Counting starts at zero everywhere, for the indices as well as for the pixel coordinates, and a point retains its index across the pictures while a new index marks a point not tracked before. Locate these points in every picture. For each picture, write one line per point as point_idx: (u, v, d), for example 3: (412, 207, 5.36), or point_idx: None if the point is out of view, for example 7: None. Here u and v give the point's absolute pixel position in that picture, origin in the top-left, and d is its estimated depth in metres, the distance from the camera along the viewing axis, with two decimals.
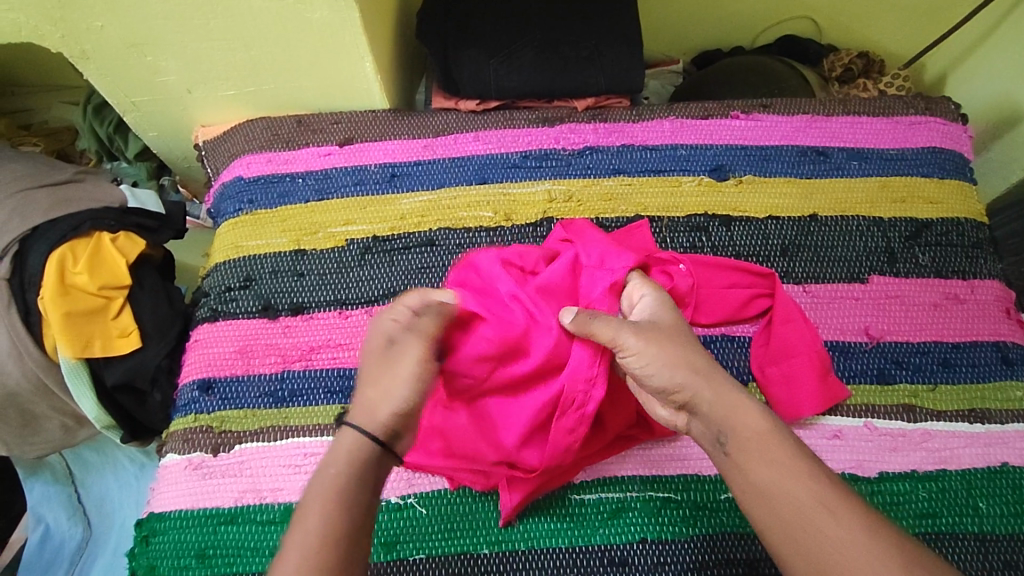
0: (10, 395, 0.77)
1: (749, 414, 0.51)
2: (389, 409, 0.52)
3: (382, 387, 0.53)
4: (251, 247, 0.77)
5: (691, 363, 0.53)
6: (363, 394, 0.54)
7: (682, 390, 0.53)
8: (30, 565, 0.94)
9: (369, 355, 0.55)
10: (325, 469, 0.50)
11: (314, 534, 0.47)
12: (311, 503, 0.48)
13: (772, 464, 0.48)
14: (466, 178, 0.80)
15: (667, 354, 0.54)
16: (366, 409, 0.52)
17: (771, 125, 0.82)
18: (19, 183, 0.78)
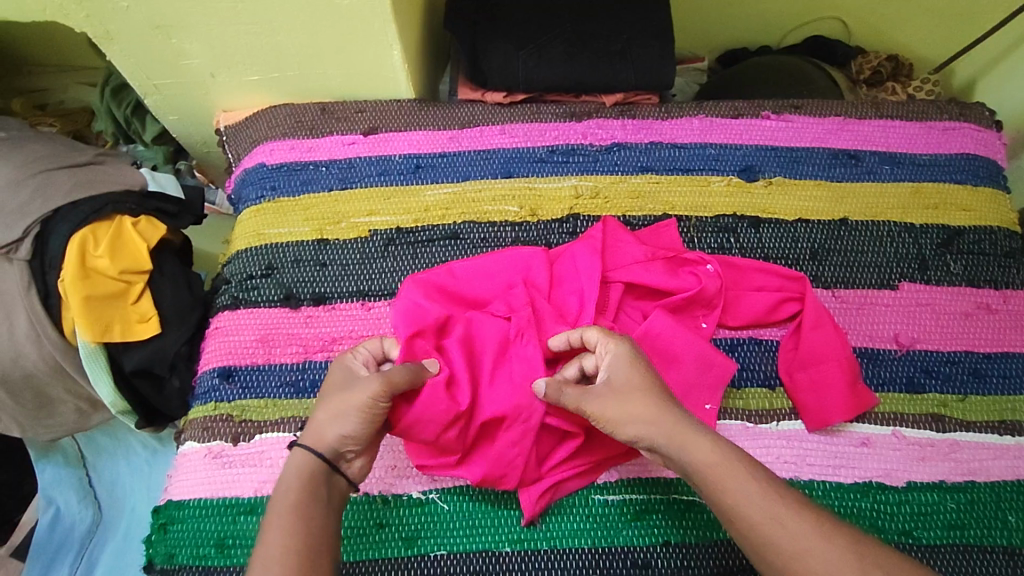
0: (27, 377, 0.77)
1: (699, 449, 0.51)
2: (337, 433, 0.54)
3: (331, 414, 0.54)
4: (274, 235, 0.76)
5: (647, 413, 0.53)
6: (314, 419, 0.55)
7: (642, 437, 0.53)
8: (42, 546, 0.95)
9: (328, 389, 0.57)
10: (280, 490, 0.51)
11: (274, 546, 0.48)
12: (271, 519, 0.49)
13: (735, 496, 0.48)
14: (491, 171, 0.79)
15: (627, 407, 0.54)
16: (319, 433, 0.54)
17: (802, 127, 0.81)
18: (40, 164, 0.77)
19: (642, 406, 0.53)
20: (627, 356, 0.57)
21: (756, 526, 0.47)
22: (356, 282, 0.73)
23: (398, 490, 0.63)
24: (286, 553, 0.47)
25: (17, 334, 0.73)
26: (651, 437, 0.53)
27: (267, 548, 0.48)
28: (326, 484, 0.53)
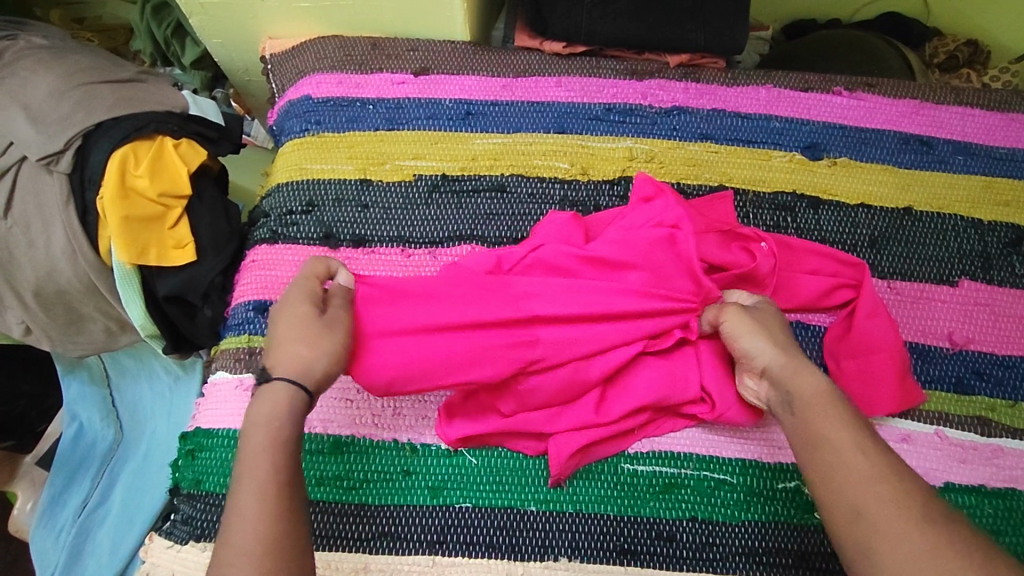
0: (60, 293, 0.76)
1: (807, 376, 0.54)
2: (326, 365, 0.54)
3: (315, 345, 0.54)
4: (316, 170, 0.74)
5: (773, 336, 0.57)
6: (291, 347, 0.53)
7: (763, 355, 0.56)
8: (64, 460, 0.97)
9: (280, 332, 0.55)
10: (261, 422, 0.50)
11: (259, 484, 0.47)
12: (247, 455, 0.49)
13: (827, 420, 0.50)
14: (544, 125, 0.76)
15: (764, 333, 0.57)
16: (299, 363, 0.52)
17: (875, 107, 0.77)
18: (81, 76, 0.75)
19: (779, 338, 0.57)
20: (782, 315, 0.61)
21: (837, 449, 0.49)
22: (397, 227, 0.71)
23: (427, 440, 0.63)
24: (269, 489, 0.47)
25: (53, 248, 0.73)
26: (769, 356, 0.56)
27: (251, 483, 0.47)
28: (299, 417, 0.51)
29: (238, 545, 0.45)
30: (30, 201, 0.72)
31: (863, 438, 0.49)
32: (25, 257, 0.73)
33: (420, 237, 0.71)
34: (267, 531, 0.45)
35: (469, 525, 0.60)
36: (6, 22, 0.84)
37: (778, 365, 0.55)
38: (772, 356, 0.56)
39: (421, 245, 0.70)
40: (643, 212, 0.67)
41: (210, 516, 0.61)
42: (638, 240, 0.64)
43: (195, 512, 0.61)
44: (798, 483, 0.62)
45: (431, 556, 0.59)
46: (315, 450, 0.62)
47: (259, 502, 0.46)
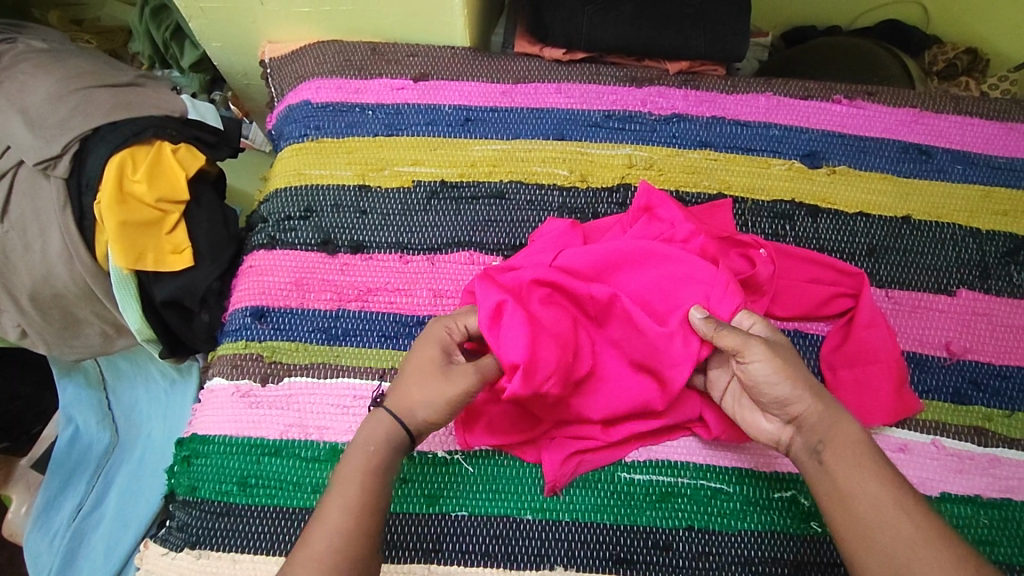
0: (56, 296, 0.76)
1: (849, 426, 0.53)
2: (424, 415, 0.55)
3: (424, 394, 0.55)
4: (314, 176, 0.73)
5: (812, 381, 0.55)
6: (406, 386, 0.56)
7: (799, 402, 0.54)
8: (59, 463, 0.97)
9: (420, 360, 0.57)
10: (358, 447, 0.54)
11: (353, 501, 0.51)
12: (345, 474, 0.53)
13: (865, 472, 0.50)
14: (543, 131, 0.75)
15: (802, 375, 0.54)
16: (405, 405, 0.56)
17: (874, 115, 0.77)
18: (79, 80, 0.75)
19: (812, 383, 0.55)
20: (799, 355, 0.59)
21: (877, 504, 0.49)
22: (395, 234, 0.71)
23: (424, 448, 0.63)
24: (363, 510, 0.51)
25: (49, 252, 0.72)
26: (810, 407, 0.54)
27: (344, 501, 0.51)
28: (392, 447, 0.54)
29: (312, 550, 0.49)
30: (27, 205, 0.72)
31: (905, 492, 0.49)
32: (22, 262, 0.73)
33: (418, 244, 0.70)
34: (343, 548, 0.49)
35: (466, 533, 0.60)
36: (5, 25, 0.84)
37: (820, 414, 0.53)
38: (801, 407, 0.54)
39: (419, 252, 0.70)
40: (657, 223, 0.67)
41: (206, 523, 0.60)
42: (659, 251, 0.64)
43: (191, 519, 0.61)
44: (795, 493, 0.62)
45: (427, 564, 0.59)
46: (311, 457, 0.62)
47: (348, 522, 0.50)
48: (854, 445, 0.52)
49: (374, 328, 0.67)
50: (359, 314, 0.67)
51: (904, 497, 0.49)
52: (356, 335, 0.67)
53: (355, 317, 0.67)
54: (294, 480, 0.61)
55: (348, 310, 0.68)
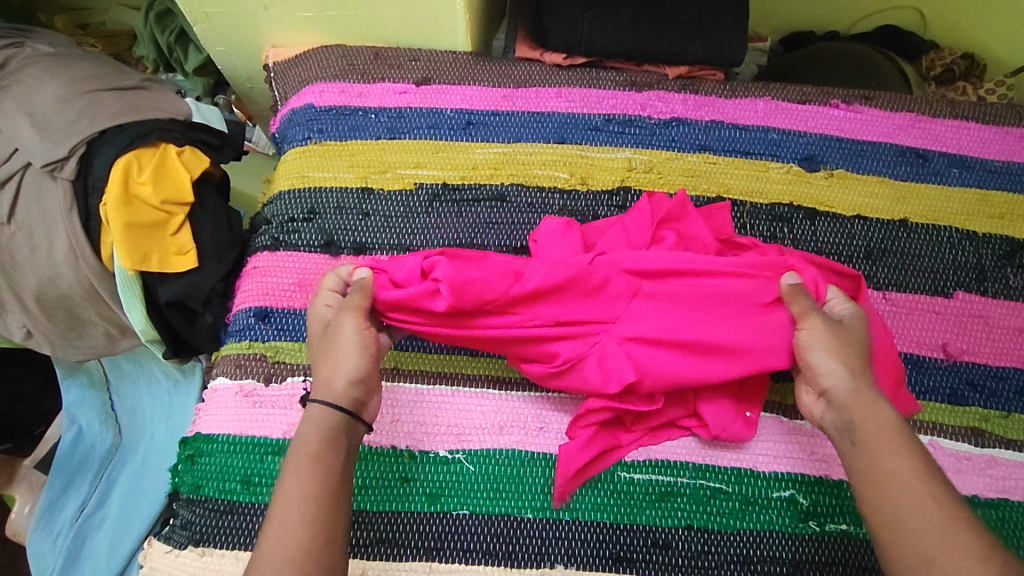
0: (62, 298, 0.77)
1: (882, 410, 0.53)
2: (343, 380, 0.55)
3: (331, 362, 0.56)
4: (318, 178, 0.74)
5: (857, 363, 0.55)
6: (318, 368, 0.56)
7: (831, 376, 0.55)
8: (62, 463, 0.98)
9: (316, 344, 0.58)
10: (297, 443, 0.53)
11: (300, 492, 0.50)
12: (289, 466, 0.51)
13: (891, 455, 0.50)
14: (544, 135, 0.76)
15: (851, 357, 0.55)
16: (324, 383, 0.55)
17: (871, 119, 0.78)
18: (86, 83, 0.76)
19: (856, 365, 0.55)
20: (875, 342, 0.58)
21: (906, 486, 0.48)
22: (397, 236, 0.71)
23: (426, 447, 0.63)
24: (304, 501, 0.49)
25: (55, 254, 0.73)
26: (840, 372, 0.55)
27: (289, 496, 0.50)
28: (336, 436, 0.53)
29: (271, 551, 0.47)
30: (33, 207, 0.72)
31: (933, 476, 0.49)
32: (28, 263, 0.73)
33: (419, 245, 0.71)
34: (304, 543, 0.48)
35: (467, 532, 0.60)
36: (13, 29, 0.85)
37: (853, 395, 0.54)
38: (833, 377, 0.55)
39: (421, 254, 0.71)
40: (688, 235, 0.67)
41: (210, 521, 0.61)
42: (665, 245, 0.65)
43: (194, 517, 0.61)
44: (794, 492, 0.62)
45: (428, 562, 0.59)
46: None
47: (297, 514, 0.49)
48: (885, 427, 0.52)
49: None
50: None
51: (928, 480, 0.49)
52: None
53: None
54: None
55: None
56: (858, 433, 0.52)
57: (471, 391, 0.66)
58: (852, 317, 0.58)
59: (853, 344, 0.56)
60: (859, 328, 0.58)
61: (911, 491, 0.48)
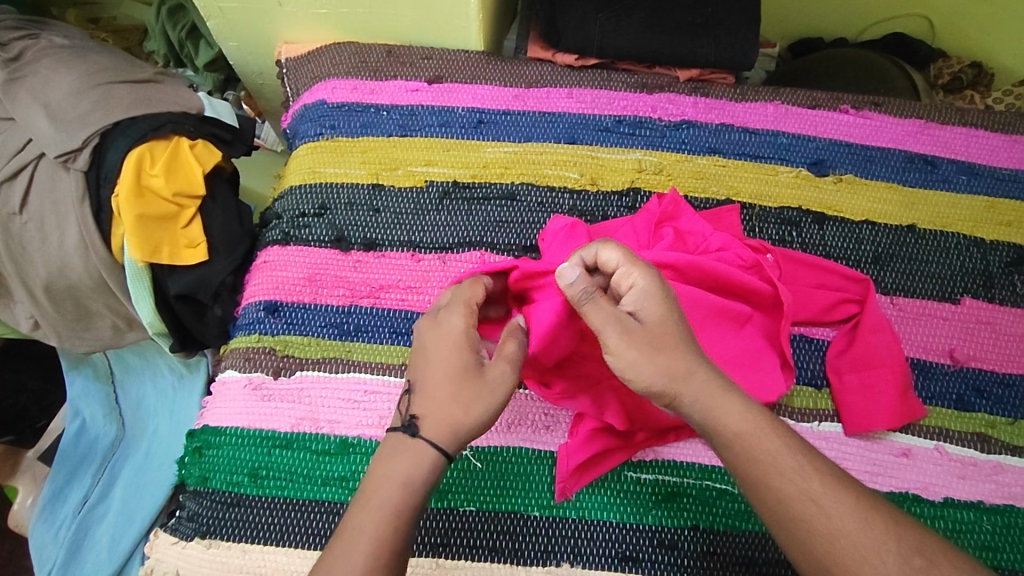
0: (71, 288, 0.77)
1: (728, 411, 0.49)
2: (472, 426, 0.51)
3: (469, 401, 0.51)
4: (329, 174, 0.74)
5: (675, 364, 0.50)
6: (443, 401, 0.51)
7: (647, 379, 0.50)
8: (66, 455, 0.98)
9: (449, 368, 0.52)
10: (393, 471, 0.49)
11: (379, 532, 0.46)
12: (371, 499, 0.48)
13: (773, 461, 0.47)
14: (555, 135, 0.77)
15: (658, 359, 0.50)
16: (451, 421, 0.51)
17: (881, 125, 0.78)
18: (99, 75, 0.76)
19: (672, 359, 0.50)
20: (660, 297, 0.52)
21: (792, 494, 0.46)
22: (407, 232, 0.72)
23: None
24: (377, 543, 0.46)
25: (66, 244, 0.73)
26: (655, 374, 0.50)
27: (354, 535, 0.46)
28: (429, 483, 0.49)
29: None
30: (45, 197, 0.72)
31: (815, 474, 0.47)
32: (38, 253, 0.74)
33: (429, 242, 0.71)
34: None
35: (473, 528, 0.61)
36: (26, 21, 0.85)
37: (689, 400, 0.49)
38: (635, 376, 0.50)
39: (430, 251, 0.71)
40: (688, 232, 0.68)
41: (216, 513, 0.61)
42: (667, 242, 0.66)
43: (201, 509, 0.62)
44: None
45: (435, 558, 0.60)
46: (322, 450, 0.63)
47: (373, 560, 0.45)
48: (742, 424, 0.48)
49: (385, 324, 0.68)
50: (371, 310, 0.68)
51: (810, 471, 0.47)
52: (368, 331, 0.68)
53: (367, 313, 0.68)
54: (304, 473, 0.62)
55: (361, 307, 0.69)
56: (718, 421, 0.49)
57: None
58: (656, 307, 0.52)
59: (660, 341, 0.50)
60: (667, 315, 0.52)
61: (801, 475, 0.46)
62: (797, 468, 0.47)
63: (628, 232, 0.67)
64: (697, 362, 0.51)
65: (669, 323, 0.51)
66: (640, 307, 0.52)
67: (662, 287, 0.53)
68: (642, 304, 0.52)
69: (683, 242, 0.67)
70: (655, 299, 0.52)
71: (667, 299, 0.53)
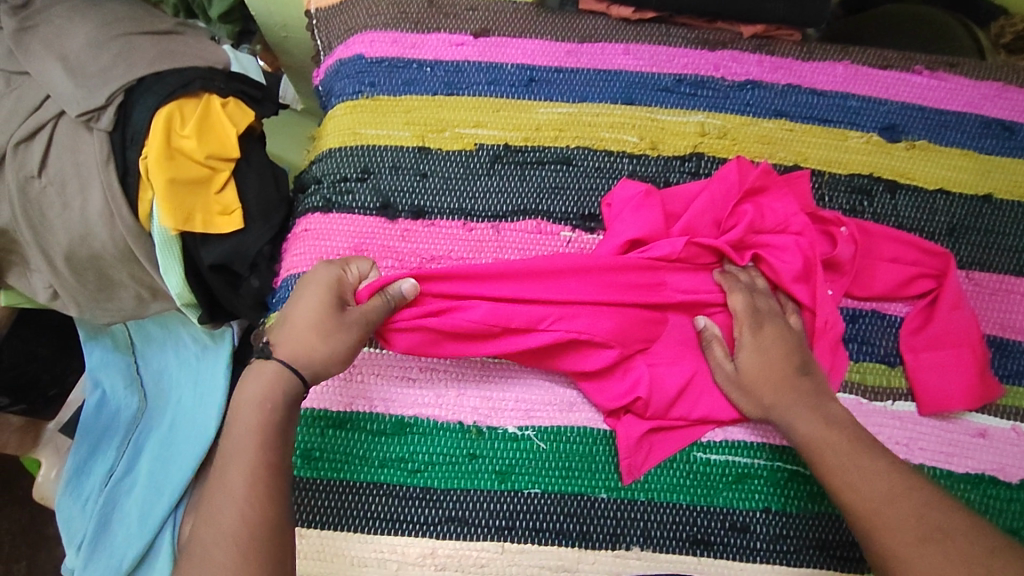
0: (93, 257, 0.72)
1: (809, 426, 0.57)
2: (309, 367, 0.55)
3: (312, 344, 0.55)
4: (371, 136, 0.69)
5: (776, 394, 0.59)
6: (293, 336, 0.55)
7: (748, 406, 0.60)
8: (88, 427, 0.95)
9: (306, 305, 0.56)
10: (251, 404, 0.54)
11: (248, 467, 0.51)
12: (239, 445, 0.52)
13: (844, 471, 0.54)
14: (611, 94, 0.71)
15: (758, 393, 0.59)
16: (292, 353, 0.55)
17: (957, 87, 0.74)
18: (118, 26, 0.70)
19: (768, 389, 0.59)
20: (768, 340, 0.61)
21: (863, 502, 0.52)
22: (458, 200, 0.67)
23: (493, 423, 0.61)
24: (252, 479, 0.51)
25: (89, 211, 0.68)
26: (751, 408, 0.60)
27: (230, 486, 0.51)
28: (285, 405, 0.54)
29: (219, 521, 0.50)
30: (66, 159, 0.67)
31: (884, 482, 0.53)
32: (59, 220, 0.69)
33: (481, 210, 0.67)
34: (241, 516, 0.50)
35: (539, 511, 0.59)
36: None
37: (771, 417, 0.59)
38: (745, 409, 0.60)
39: (482, 219, 0.67)
40: (768, 209, 0.64)
41: None
42: (741, 222, 0.63)
43: None
44: None
45: (500, 542, 0.58)
46: (378, 431, 0.61)
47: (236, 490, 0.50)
48: (820, 439, 0.56)
49: None
50: None
51: (876, 475, 0.53)
52: None
53: None
54: (360, 454, 0.60)
55: None
56: (795, 430, 0.57)
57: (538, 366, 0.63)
58: (753, 354, 0.60)
59: (753, 384, 0.59)
60: (762, 360, 0.60)
61: (864, 480, 0.53)
62: (867, 477, 0.53)
63: (706, 201, 0.64)
64: (789, 395, 0.59)
65: (765, 368, 0.60)
66: (739, 354, 0.60)
67: (759, 336, 0.60)
68: (744, 352, 0.60)
69: (759, 215, 0.64)
70: (751, 346, 0.60)
71: (762, 345, 0.60)
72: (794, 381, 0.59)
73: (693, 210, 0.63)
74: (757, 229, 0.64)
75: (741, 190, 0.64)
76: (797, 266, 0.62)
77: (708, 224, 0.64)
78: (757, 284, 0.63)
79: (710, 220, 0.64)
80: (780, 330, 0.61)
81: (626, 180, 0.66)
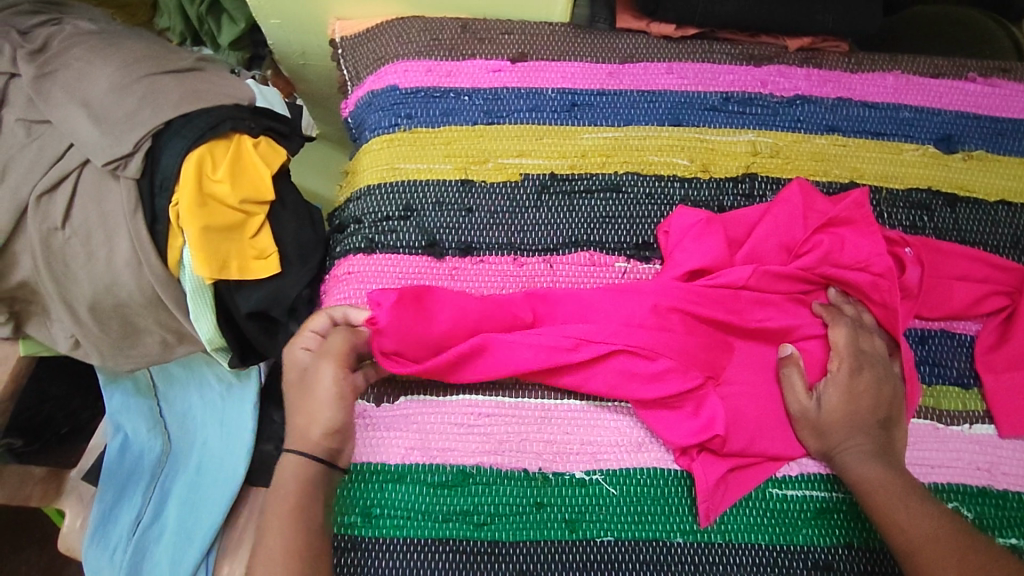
0: (118, 306, 0.68)
1: (877, 470, 0.53)
2: (320, 431, 0.54)
3: (308, 413, 0.55)
4: (411, 170, 0.66)
5: (851, 433, 0.55)
6: (291, 420, 0.56)
7: (815, 440, 0.57)
8: (110, 474, 0.85)
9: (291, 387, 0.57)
10: (284, 492, 0.53)
11: (284, 546, 0.50)
12: (271, 521, 0.52)
13: (899, 513, 0.51)
14: (657, 116, 0.69)
15: (834, 433, 0.56)
16: (299, 435, 0.55)
17: (1011, 94, 0.72)
18: (141, 67, 0.67)
19: (842, 427, 0.56)
20: (856, 385, 0.57)
21: (911, 543, 0.49)
22: (506, 234, 0.64)
23: (559, 469, 0.58)
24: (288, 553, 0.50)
25: (116, 260, 0.64)
26: (814, 446, 0.57)
27: (269, 554, 0.50)
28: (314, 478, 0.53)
29: None
30: (90, 210, 0.63)
31: (938, 526, 0.49)
32: (84, 271, 0.65)
33: (530, 244, 0.64)
34: None
35: (613, 560, 0.55)
36: (43, 5, 0.76)
37: (830, 455, 0.56)
38: (809, 447, 0.57)
39: (533, 254, 0.63)
40: (849, 244, 0.61)
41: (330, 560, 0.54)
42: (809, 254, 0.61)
43: None
44: (958, 504, 0.57)
45: None
46: (437, 483, 0.57)
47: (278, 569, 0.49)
48: (886, 487, 0.52)
49: None
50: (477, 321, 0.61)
51: (931, 513, 0.50)
52: None
53: None
54: (421, 508, 0.56)
55: None
56: (850, 471, 0.54)
57: (600, 405, 0.60)
58: (839, 395, 0.57)
59: (830, 428, 0.56)
60: (849, 405, 0.56)
61: (910, 519, 0.50)
62: (921, 517, 0.50)
63: (770, 227, 0.62)
64: (862, 436, 0.55)
65: (850, 414, 0.56)
66: (822, 392, 0.57)
67: (854, 380, 0.57)
68: (828, 390, 0.57)
69: (824, 240, 0.61)
70: (841, 387, 0.57)
71: (854, 391, 0.57)
72: (872, 424, 0.56)
73: (760, 241, 0.62)
74: (833, 261, 0.61)
75: (821, 222, 0.62)
76: (871, 304, 0.61)
77: (773, 249, 0.62)
78: (863, 321, 0.61)
79: (777, 246, 0.62)
80: (877, 378, 0.57)
81: (689, 208, 0.63)
